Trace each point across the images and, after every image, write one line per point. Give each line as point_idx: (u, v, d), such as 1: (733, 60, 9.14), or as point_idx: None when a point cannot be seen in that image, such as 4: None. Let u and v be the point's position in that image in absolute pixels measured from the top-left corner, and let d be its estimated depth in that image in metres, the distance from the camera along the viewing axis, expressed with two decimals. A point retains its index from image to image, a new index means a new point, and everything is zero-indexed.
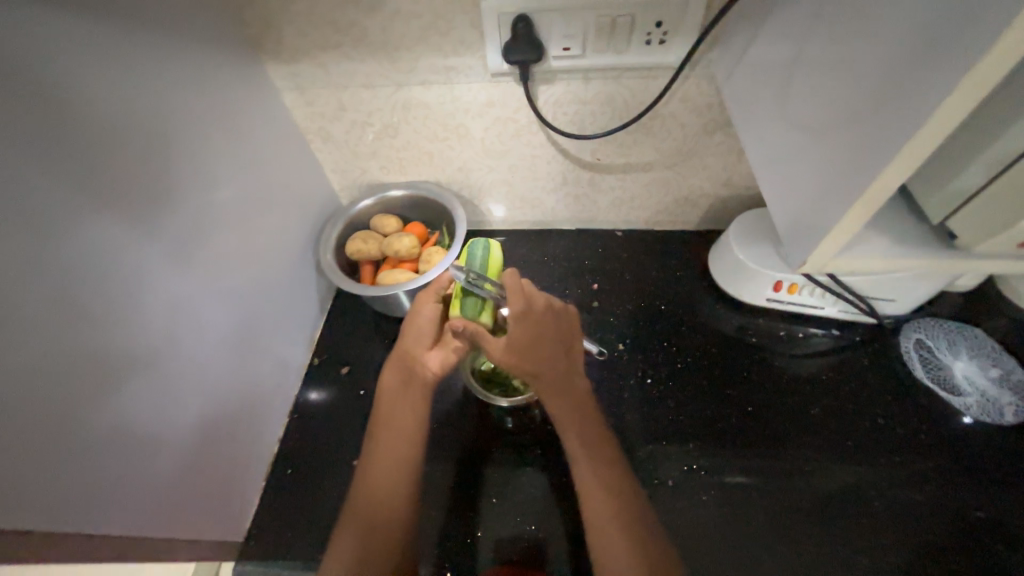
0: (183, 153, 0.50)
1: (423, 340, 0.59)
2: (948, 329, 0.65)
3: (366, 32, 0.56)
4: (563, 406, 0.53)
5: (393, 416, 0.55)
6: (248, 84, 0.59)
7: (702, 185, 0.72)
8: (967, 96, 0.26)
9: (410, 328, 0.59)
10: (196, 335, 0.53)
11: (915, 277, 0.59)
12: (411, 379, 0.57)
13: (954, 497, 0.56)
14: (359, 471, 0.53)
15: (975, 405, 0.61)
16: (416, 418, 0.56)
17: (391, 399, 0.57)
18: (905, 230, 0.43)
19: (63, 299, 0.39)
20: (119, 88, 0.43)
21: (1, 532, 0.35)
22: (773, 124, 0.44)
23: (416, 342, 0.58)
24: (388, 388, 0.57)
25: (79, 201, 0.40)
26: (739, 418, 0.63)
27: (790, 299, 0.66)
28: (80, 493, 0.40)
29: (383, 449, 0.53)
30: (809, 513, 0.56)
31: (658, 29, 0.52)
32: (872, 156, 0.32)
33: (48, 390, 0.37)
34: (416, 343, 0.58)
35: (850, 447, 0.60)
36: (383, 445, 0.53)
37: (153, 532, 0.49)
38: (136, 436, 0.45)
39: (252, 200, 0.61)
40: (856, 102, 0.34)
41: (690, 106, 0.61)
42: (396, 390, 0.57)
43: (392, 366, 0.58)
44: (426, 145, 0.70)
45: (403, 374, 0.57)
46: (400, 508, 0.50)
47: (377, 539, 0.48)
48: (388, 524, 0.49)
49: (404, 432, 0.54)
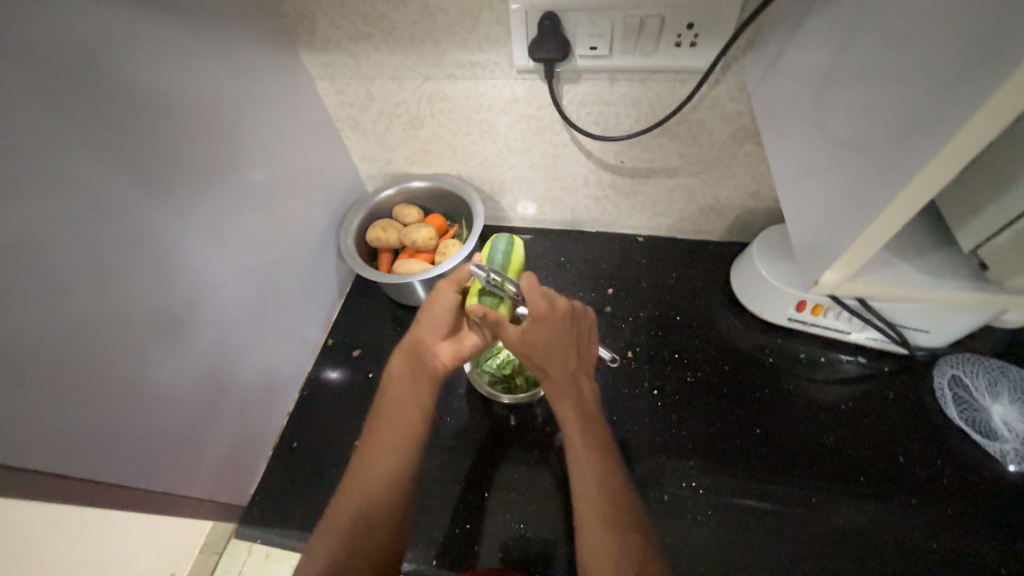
0: (216, 135, 0.53)
1: (438, 329, 0.58)
2: (989, 369, 0.60)
3: (395, 25, 0.57)
4: (570, 415, 0.52)
5: (397, 402, 0.56)
6: (283, 71, 0.61)
7: (728, 195, 0.70)
8: (996, 115, 0.24)
9: (426, 315, 0.58)
10: (217, 309, 0.56)
11: (957, 310, 0.54)
12: (421, 367, 0.57)
13: (975, 549, 0.52)
14: (360, 451, 0.54)
15: (1014, 452, 0.56)
16: (420, 406, 0.56)
17: (397, 384, 0.57)
18: (936, 258, 0.40)
19: (96, 266, 0.42)
20: (160, 72, 0.46)
21: (27, 471, 0.39)
22: (800, 136, 0.42)
23: (430, 330, 0.58)
24: (397, 372, 0.57)
25: (116, 177, 0.43)
26: (745, 440, 0.60)
27: (814, 320, 0.63)
28: (96, 442, 0.44)
29: (385, 433, 0.54)
30: (811, 546, 0.54)
31: (690, 31, 0.50)
32: (895, 176, 0.30)
33: (76, 345, 0.41)
34: (430, 330, 0.58)
35: (863, 482, 0.57)
36: (385, 430, 0.55)
37: (165, 486, 0.52)
38: (153, 397, 0.49)
39: (280, 183, 0.64)
40: (885, 119, 0.31)
41: (720, 113, 0.59)
42: (404, 376, 0.57)
43: (404, 352, 0.58)
44: (449, 139, 0.70)
45: (413, 360, 0.57)
46: (395, 493, 0.51)
47: (369, 519, 0.49)
48: (384, 505, 0.51)
49: (406, 420, 0.55)
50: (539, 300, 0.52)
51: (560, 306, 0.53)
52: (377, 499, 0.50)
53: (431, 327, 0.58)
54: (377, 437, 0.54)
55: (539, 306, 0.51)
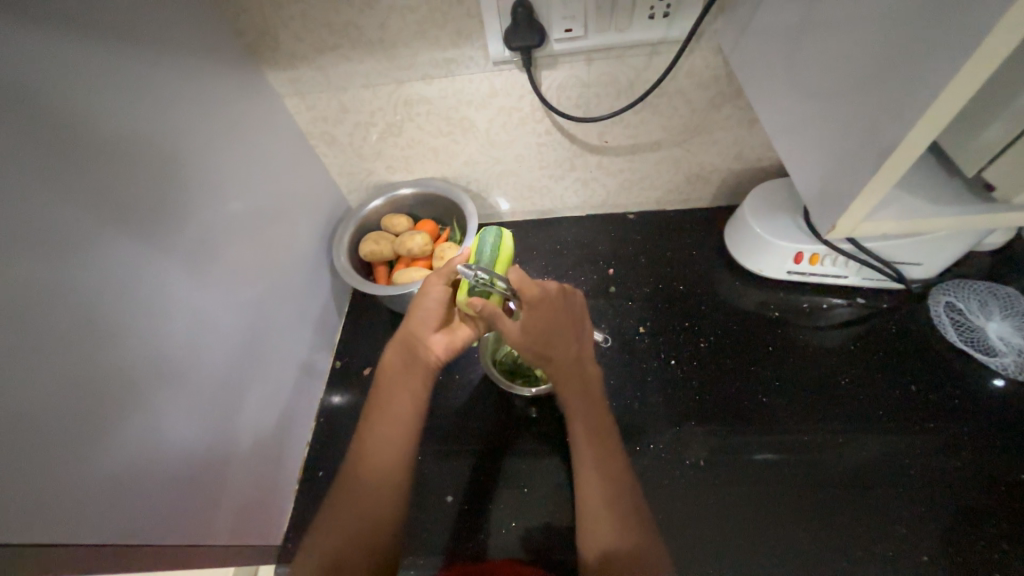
0: (190, 168, 0.51)
1: (429, 321, 0.56)
2: (979, 290, 0.64)
3: (362, 31, 0.56)
4: (572, 393, 0.53)
5: (391, 395, 0.55)
6: (251, 92, 0.59)
7: (713, 160, 0.71)
8: (997, 46, 0.25)
9: (416, 308, 0.56)
10: (216, 346, 0.54)
11: (944, 239, 0.57)
12: (413, 360, 0.56)
13: (994, 462, 0.55)
14: (359, 447, 0.53)
15: (1014, 364, 0.59)
16: (415, 397, 0.55)
17: (391, 377, 0.56)
18: (932, 190, 0.41)
19: (87, 319, 0.39)
20: (124, 107, 0.43)
21: (57, 547, 0.36)
22: (787, 91, 0.43)
23: (422, 321, 0.56)
24: (391, 365, 0.56)
25: (94, 223, 0.40)
26: (765, 395, 0.62)
27: (812, 270, 0.65)
28: (119, 505, 0.41)
29: (382, 430, 0.53)
30: (844, 485, 0.55)
31: (661, 2, 0.51)
32: (894, 114, 0.31)
33: (79, 409, 0.38)
34: (422, 323, 0.56)
35: (881, 416, 0.59)
36: (381, 426, 0.53)
37: (193, 538, 0.50)
38: (166, 448, 0.46)
39: (263, 209, 0.62)
40: (876, 61, 0.32)
41: (697, 80, 0.59)
42: (397, 369, 0.56)
43: (395, 345, 0.57)
44: (430, 141, 0.69)
45: (406, 353, 0.56)
46: (397, 487, 0.51)
47: (373, 515, 0.50)
48: (385, 499, 0.51)
49: (403, 414, 0.54)
50: (534, 289, 0.52)
51: (555, 290, 0.54)
52: (379, 498, 0.50)
53: (422, 320, 0.56)
54: (375, 434, 0.53)
55: (535, 293, 0.52)
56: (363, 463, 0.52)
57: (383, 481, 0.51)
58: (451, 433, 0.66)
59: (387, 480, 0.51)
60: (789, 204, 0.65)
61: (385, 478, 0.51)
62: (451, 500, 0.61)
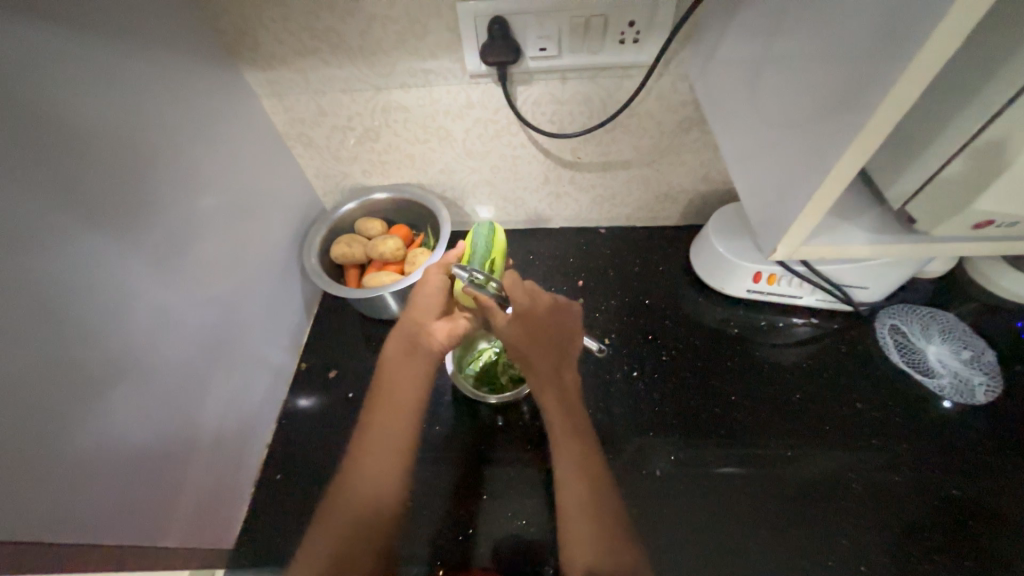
0: (163, 162, 0.50)
1: (430, 311, 0.59)
2: (920, 315, 0.68)
3: (343, 37, 0.56)
4: (551, 398, 0.54)
5: (393, 388, 0.56)
6: (226, 90, 0.59)
7: (680, 180, 0.74)
8: (912, 78, 0.28)
9: (417, 299, 0.59)
10: (181, 343, 0.53)
11: (889, 265, 0.60)
12: (415, 349, 0.58)
13: (930, 477, 0.58)
14: (359, 439, 0.54)
15: (949, 386, 0.63)
16: (416, 389, 0.57)
17: (393, 368, 0.58)
18: (871, 219, 0.44)
19: (42, 310, 0.38)
20: (97, 98, 0.43)
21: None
22: (743, 120, 0.46)
23: (423, 311, 0.59)
24: (391, 355, 0.58)
25: (60, 213, 0.40)
26: (722, 409, 0.64)
27: (770, 289, 0.68)
28: (67, 502, 0.40)
29: (382, 423, 0.54)
30: (794, 498, 0.57)
31: (632, 29, 0.53)
32: (831, 146, 0.33)
33: (30, 402, 0.37)
34: (422, 313, 0.59)
35: (830, 432, 0.61)
36: (382, 420, 0.55)
37: (143, 540, 0.49)
38: (121, 445, 0.45)
39: (234, 206, 0.62)
40: (818, 97, 0.35)
41: (666, 104, 0.62)
42: (398, 359, 0.58)
43: (397, 335, 0.59)
44: (407, 148, 0.70)
45: (407, 341, 0.58)
46: (392, 486, 0.52)
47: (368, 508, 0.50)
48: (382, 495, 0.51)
49: (403, 407, 0.55)
50: (522, 294, 0.57)
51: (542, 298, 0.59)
52: (370, 498, 0.51)
53: (425, 309, 0.59)
54: (373, 428, 0.54)
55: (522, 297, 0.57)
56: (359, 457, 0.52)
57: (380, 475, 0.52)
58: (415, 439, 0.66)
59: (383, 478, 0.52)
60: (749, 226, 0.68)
61: (379, 474, 0.52)
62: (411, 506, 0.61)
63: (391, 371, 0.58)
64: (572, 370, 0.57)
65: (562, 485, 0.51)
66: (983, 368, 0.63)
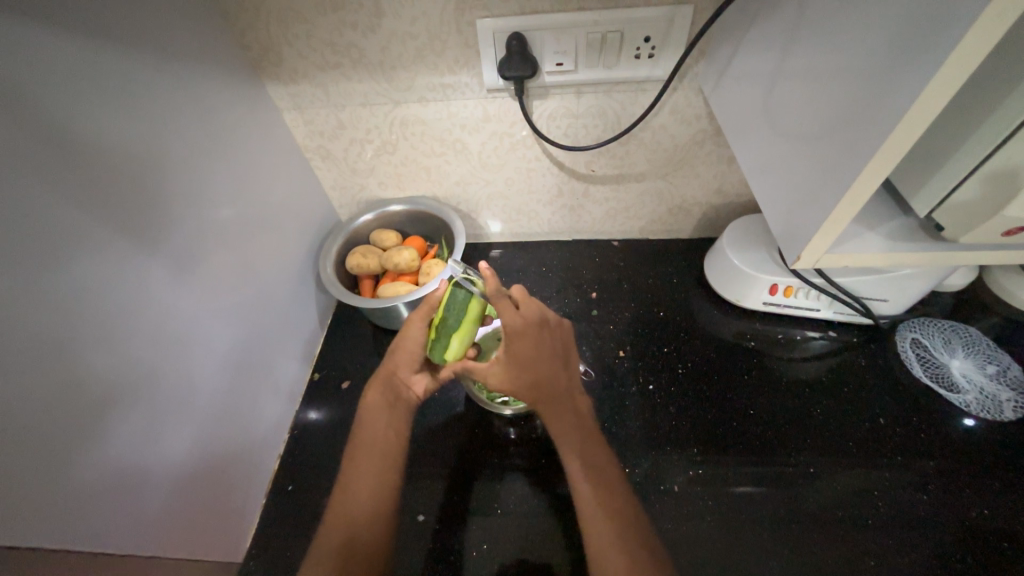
0: (186, 174, 0.51)
1: (412, 365, 0.58)
2: (942, 328, 0.67)
3: (364, 52, 0.58)
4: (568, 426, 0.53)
5: (376, 432, 0.56)
6: (250, 104, 0.61)
7: (694, 193, 0.74)
8: (942, 86, 0.27)
9: (398, 350, 0.58)
10: (195, 352, 0.53)
11: (908, 278, 0.60)
12: (397, 398, 0.58)
13: (958, 497, 0.56)
14: (343, 482, 0.52)
15: (975, 402, 0.61)
16: (398, 434, 0.57)
17: (372, 417, 0.57)
18: (895, 228, 0.44)
19: (64, 315, 0.39)
20: (124, 111, 0.44)
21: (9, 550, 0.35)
22: (762, 132, 0.46)
23: (403, 363, 0.58)
24: (372, 403, 0.57)
25: (84, 221, 0.41)
26: (740, 423, 0.63)
27: (786, 302, 0.67)
28: (81, 509, 0.40)
29: (366, 472, 0.53)
30: (818, 518, 0.56)
31: (647, 44, 0.54)
32: (850, 157, 0.34)
33: (45, 406, 0.38)
34: (405, 366, 0.58)
35: (852, 448, 0.60)
36: (366, 468, 0.53)
37: (157, 551, 0.48)
38: (135, 453, 0.45)
39: (253, 218, 0.62)
40: (836, 109, 0.35)
41: (680, 117, 0.63)
42: (381, 407, 0.57)
43: (379, 386, 0.58)
44: (424, 161, 0.71)
45: (389, 393, 0.58)
46: (379, 530, 0.50)
47: (356, 553, 0.47)
48: (370, 538, 0.49)
49: (388, 451, 0.55)
50: (532, 312, 0.54)
51: (534, 317, 0.53)
52: (359, 544, 0.48)
53: (408, 362, 0.58)
54: (360, 471, 0.53)
55: (518, 320, 0.52)
56: (346, 495, 0.51)
57: (369, 519, 0.50)
58: (427, 451, 0.65)
59: (372, 507, 0.51)
60: (764, 238, 0.68)
61: (362, 528, 0.49)
62: (423, 518, 0.60)
63: (372, 417, 0.57)
64: (582, 397, 0.56)
65: (585, 520, 0.48)
66: (1010, 383, 0.62)
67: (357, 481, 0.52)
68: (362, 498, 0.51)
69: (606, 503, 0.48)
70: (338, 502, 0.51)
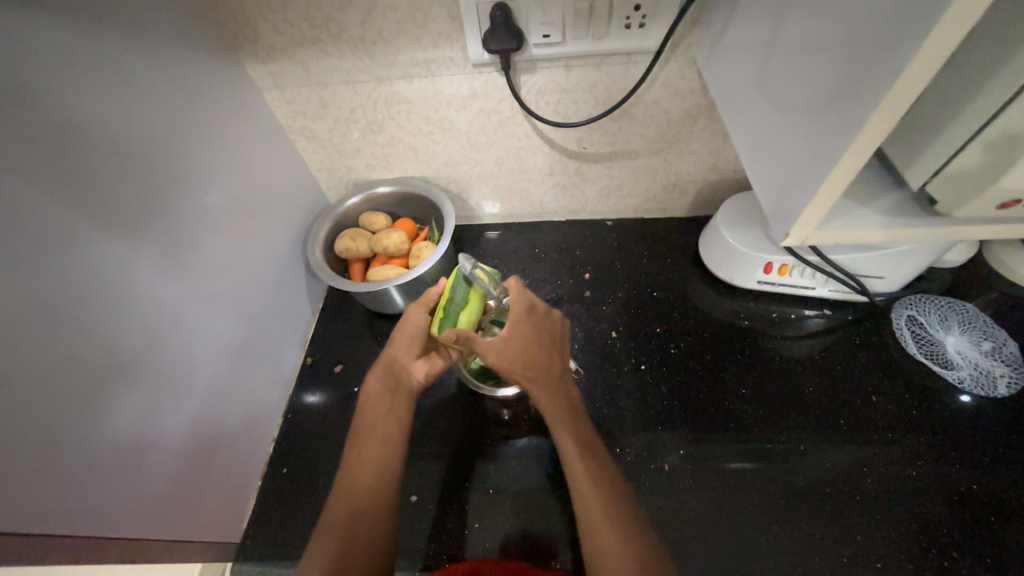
0: (167, 159, 0.50)
1: (412, 348, 0.57)
2: (938, 305, 0.66)
3: (343, 27, 0.56)
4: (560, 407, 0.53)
5: (375, 419, 0.56)
6: (229, 83, 0.59)
7: (689, 170, 0.72)
8: (940, 47, 0.26)
9: (399, 336, 0.57)
10: (186, 340, 0.53)
11: (906, 254, 0.58)
12: (396, 384, 0.57)
13: (949, 473, 0.56)
14: (345, 467, 0.53)
15: (969, 378, 0.61)
16: (399, 421, 0.56)
17: (372, 403, 0.57)
18: (889, 202, 0.43)
19: (50, 303, 0.39)
20: (98, 92, 0.43)
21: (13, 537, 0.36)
22: (755, 106, 0.44)
23: (403, 349, 0.57)
24: (373, 390, 0.58)
25: (67, 210, 0.40)
26: (732, 402, 0.63)
27: (781, 280, 0.66)
28: (80, 496, 0.41)
29: (365, 458, 0.53)
30: (808, 495, 0.56)
31: (637, 13, 0.52)
32: (840, 131, 0.32)
33: (44, 394, 0.38)
34: (405, 351, 0.57)
35: (842, 425, 0.60)
36: (365, 453, 0.53)
37: (157, 533, 0.49)
38: (131, 441, 0.46)
39: (239, 202, 0.61)
40: (827, 80, 0.34)
41: (673, 91, 0.61)
42: (381, 395, 0.57)
43: (378, 372, 0.58)
44: (411, 140, 0.70)
45: (390, 379, 0.57)
46: (379, 515, 0.50)
47: (355, 535, 0.48)
48: (372, 520, 0.49)
49: (387, 437, 0.54)
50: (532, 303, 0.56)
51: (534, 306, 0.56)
52: (361, 528, 0.48)
53: (407, 347, 0.57)
54: (361, 456, 0.53)
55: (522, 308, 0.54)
56: (348, 478, 0.52)
57: (370, 502, 0.50)
58: (420, 434, 0.65)
59: (372, 492, 0.51)
60: (759, 216, 0.66)
61: (362, 510, 0.49)
62: (417, 499, 0.60)
63: (372, 404, 0.57)
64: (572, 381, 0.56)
65: (580, 498, 0.48)
66: (1004, 359, 0.61)
67: (360, 465, 0.52)
68: (362, 483, 0.51)
69: (603, 485, 0.48)
70: (340, 484, 0.51)
